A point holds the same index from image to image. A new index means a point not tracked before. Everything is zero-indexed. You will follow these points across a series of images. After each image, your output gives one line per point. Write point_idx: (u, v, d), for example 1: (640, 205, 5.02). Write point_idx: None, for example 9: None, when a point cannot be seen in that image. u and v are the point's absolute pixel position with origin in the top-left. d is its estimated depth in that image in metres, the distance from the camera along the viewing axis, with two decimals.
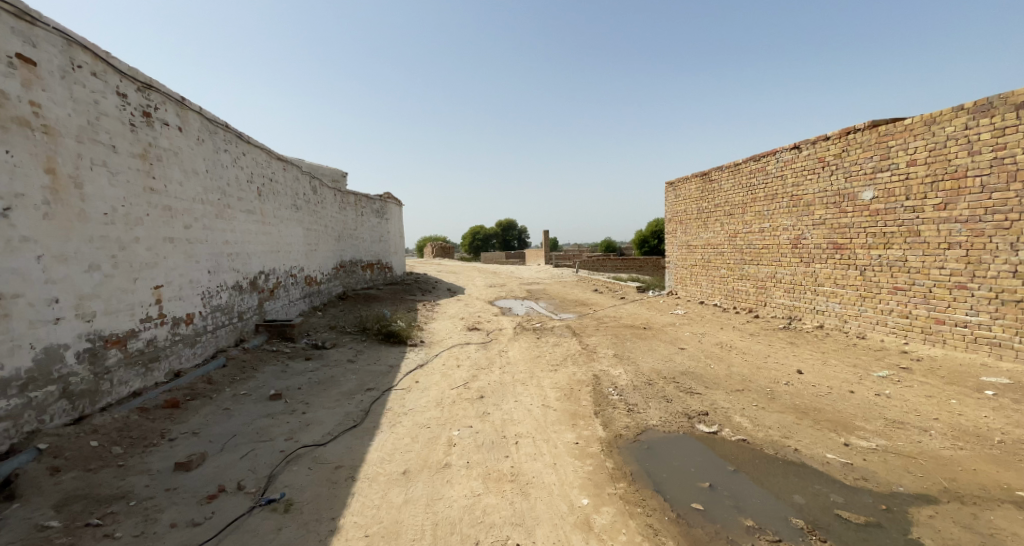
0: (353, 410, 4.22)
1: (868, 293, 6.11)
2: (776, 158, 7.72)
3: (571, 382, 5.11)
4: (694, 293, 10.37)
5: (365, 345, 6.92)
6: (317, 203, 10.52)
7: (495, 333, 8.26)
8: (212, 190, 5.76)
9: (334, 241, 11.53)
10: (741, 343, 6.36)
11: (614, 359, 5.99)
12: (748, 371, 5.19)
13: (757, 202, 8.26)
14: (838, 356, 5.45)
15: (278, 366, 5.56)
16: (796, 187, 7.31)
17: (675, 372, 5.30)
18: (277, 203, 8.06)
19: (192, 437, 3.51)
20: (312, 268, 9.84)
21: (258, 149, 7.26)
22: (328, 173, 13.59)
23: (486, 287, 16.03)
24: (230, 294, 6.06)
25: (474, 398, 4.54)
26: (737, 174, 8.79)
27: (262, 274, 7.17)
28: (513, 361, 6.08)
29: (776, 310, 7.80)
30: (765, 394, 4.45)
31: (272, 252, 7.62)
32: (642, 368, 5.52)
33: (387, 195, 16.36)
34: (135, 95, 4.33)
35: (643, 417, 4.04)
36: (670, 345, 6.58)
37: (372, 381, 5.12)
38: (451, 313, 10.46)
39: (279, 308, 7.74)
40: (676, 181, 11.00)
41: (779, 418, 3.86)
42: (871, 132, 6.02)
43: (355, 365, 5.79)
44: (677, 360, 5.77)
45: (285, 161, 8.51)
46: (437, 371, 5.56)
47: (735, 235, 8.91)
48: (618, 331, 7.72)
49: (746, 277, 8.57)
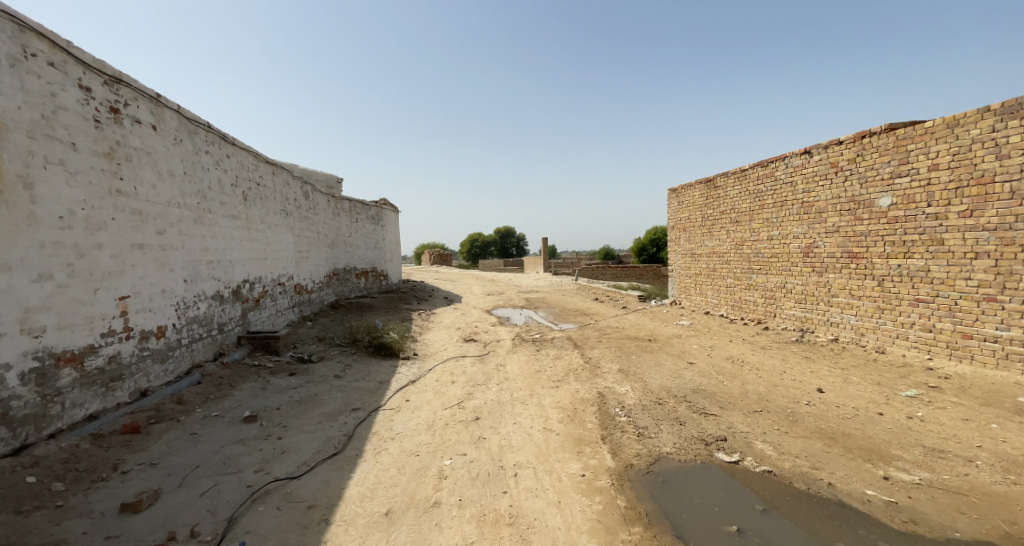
0: (334, 435, 3.82)
1: (887, 304, 5.77)
2: (786, 163, 7.43)
3: (574, 401, 4.73)
4: (699, 303, 10.02)
5: (355, 359, 6.52)
6: (309, 209, 10.18)
7: (492, 345, 7.88)
8: (191, 193, 5.44)
9: (327, 248, 11.19)
10: (754, 358, 6.00)
11: (619, 374, 5.62)
12: (765, 389, 4.82)
13: (765, 209, 7.96)
14: (860, 372, 5.09)
15: (259, 383, 5.16)
16: (807, 194, 7.01)
17: (686, 390, 4.93)
18: (265, 208, 7.72)
19: (148, 470, 3.12)
20: (302, 277, 9.47)
21: (244, 151, 6.95)
22: (323, 179, 13.29)
23: (484, 295, 15.68)
24: (209, 305, 5.69)
25: (469, 420, 4.15)
26: (744, 180, 8.51)
27: (246, 283, 6.79)
28: (512, 376, 5.71)
29: (787, 321, 7.46)
30: (785, 416, 4.07)
31: (259, 260, 7.26)
32: (650, 385, 5.15)
33: (384, 201, 16.06)
34: (100, 89, 4.05)
35: (655, 442, 3.65)
36: (677, 359, 6.22)
37: (358, 400, 4.73)
38: (448, 322, 10.07)
39: (265, 319, 7.36)
40: (680, 188, 10.72)
41: (806, 446, 3.48)
42: (888, 136, 5.72)
43: (342, 382, 5.39)
44: (686, 376, 5.41)
45: (275, 165, 8.22)
46: (430, 388, 5.16)
47: (742, 243, 8.60)
48: (622, 344, 7.35)
49: (755, 286, 8.24)
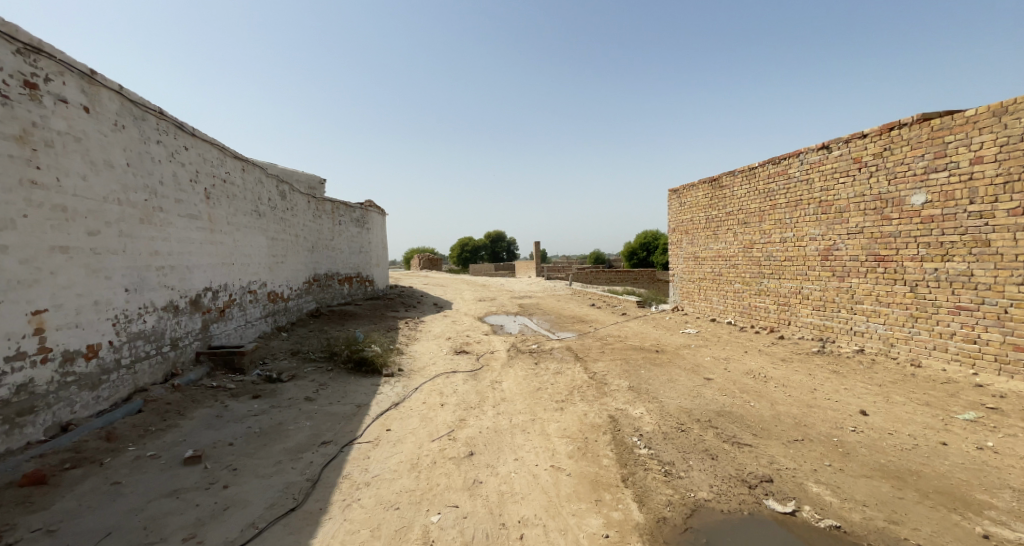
0: (295, 482, 3.10)
1: (921, 312, 5.25)
2: (801, 159, 6.95)
3: (583, 427, 4.08)
4: (703, 309, 9.48)
5: (331, 377, 5.76)
6: (285, 210, 9.40)
7: (486, 357, 7.20)
8: (137, 188, 4.71)
9: (307, 252, 10.46)
10: (777, 372, 5.42)
11: (630, 393, 5.00)
12: (799, 410, 4.23)
13: (777, 209, 7.48)
14: (902, 390, 4.53)
15: (214, 409, 4.40)
16: (825, 192, 6.53)
17: (709, 413, 4.32)
18: (232, 208, 6.96)
19: (42, 540, 2.37)
20: (277, 283, 8.67)
21: (206, 143, 6.21)
22: (304, 179, 12.53)
23: (475, 301, 15.01)
24: (159, 318, 4.93)
25: (461, 456, 3.47)
26: (752, 179, 8.01)
27: (208, 291, 6.02)
28: (510, 396, 5.04)
29: (804, 330, 6.94)
30: (834, 447, 3.48)
31: (224, 265, 6.50)
32: (667, 406, 4.53)
33: (369, 202, 15.30)
34: (11, 59, 3.35)
35: (687, 485, 3.01)
36: (691, 373, 5.61)
37: (330, 430, 4.00)
38: (438, 331, 9.37)
39: (231, 331, 6.58)
40: (680, 188, 10.22)
41: (871, 489, 2.87)
42: (921, 127, 5.23)
43: (313, 406, 4.66)
44: (706, 395, 4.81)
45: (246, 162, 7.50)
46: (415, 413, 4.46)
47: (751, 245, 8.09)
48: (628, 355, 6.74)
49: (766, 292, 7.71)
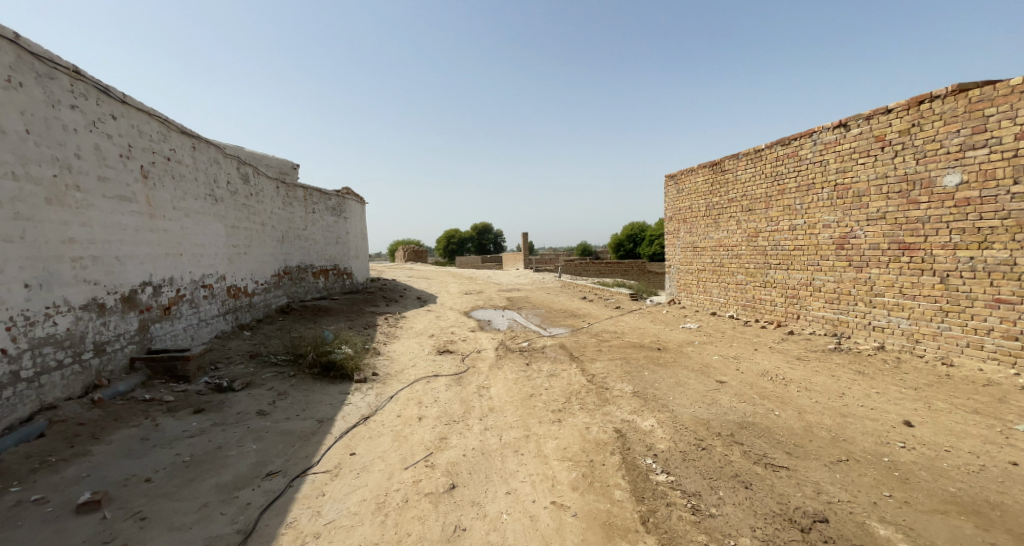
0: (220, 536, 2.36)
1: (953, 306, 4.75)
2: (815, 140, 6.44)
3: (586, 446, 3.44)
4: (703, 302, 8.96)
5: (293, 384, 5.01)
6: (249, 194, 8.48)
7: (472, 356, 6.53)
8: (41, 161, 3.86)
9: (275, 242, 9.57)
10: (795, 373, 4.88)
11: (636, 400, 4.39)
12: (832, 422, 3.69)
13: (786, 194, 6.97)
14: (941, 394, 4.02)
15: (139, 430, 3.62)
16: (842, 175, 6.04)
17: (730, 425, 3.73)
18: (180, 189, 6.08)
19: None
20: (239, 276, 7.80)
21: (140, 112, 5.30)
22: (275, 164, 11.59)
23: (461, 295, 14.32)
24: (77, 319, 4.11)
25: (440, 491, 2.79)
26: (759, 162, 7.48)
27: (148, 286, 5.18)
28: (499, 406, 4.38)
29: (816, 325, 6.46)
30: (886, 468, 2.92)
31: (169, 256, 5.66)
32: (680, 417, 3.94)
33: (347, 190, 14.37)
34: None
35: (723, 528, 2.39)
36: (700, 375, 5.04)
37: (279, 457, 3.27)
38: (420, 328, 8.66)
39: (179, 332, 5.75)
40: (678, 174, 9.66)
41: (953, 532, 2.30)
42: (957, 99, 4.71)
43: (265, 423, 3.90)
44: (721, 401, 4.23)
45: (198, 138, 6.62)
46: (387, 430, 3.77)
47: (757, 234, 7.58)
48: (628, 354, 6.14)
49: (773, 284, 7.24)
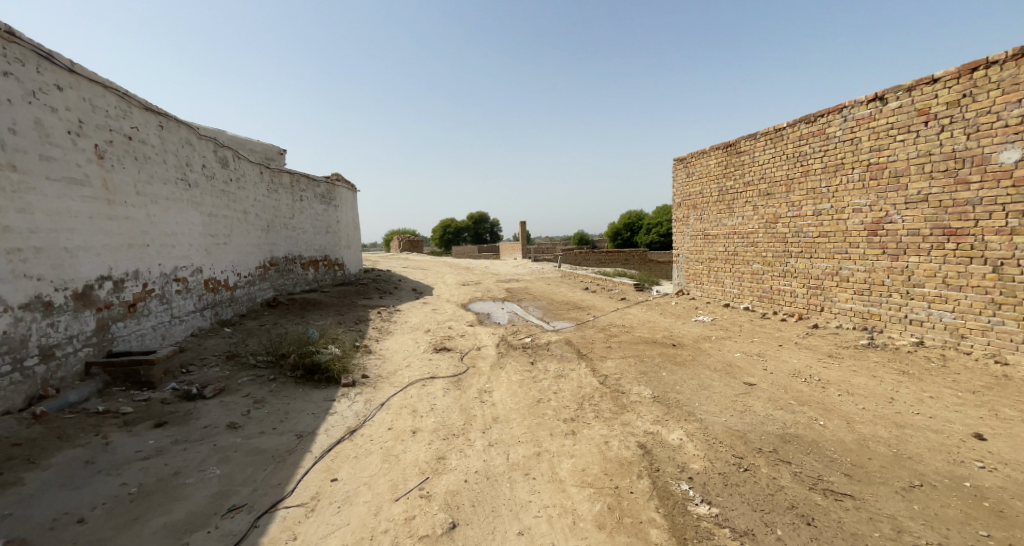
0: None
1: (1007, 298, 4.35)
2: (845, 115, 5.91)
3: (607, 467, 2.94)
4: (714, 293, 8.46)
5: (272, 389, 4.49)
6: (228, 179, 7.82)
7: (472, 354, 6.04)
8: None
9: (259, 232, 8.95)
10: (831, 374, 4.39)
11: (658, 407, 3.90)
12: (889, 435, 3.23)
13: (810, 176, 6.45)
14: (1006, 400, 3.58)
15: (85, 450, 3.07)
16: (877, 154, 5.54)
17: (771, 438, 3.26)
18: (145, 172, 5.44)
19: None
20: (217, 267, 7.18)
21: (92, 83, 4.64)
22: (259, 148, 10.90)
23: (458, 286, 13.77)
24: (16, 321, 3.54)
25: (439, 533, 2.29)
26: (779, 142, 6.94)
27: (106, 281, 4.60)
28: (504, 414, 3.89)
29: (843, 318, 5.99)
30: (973, 498, 2.48)
31: (133, 247, 5.06)
32: (712, 427, 3.47)
33: (336, 177, 13.69)
34: None
35: None
36: (724, 376, 4.54)
37: (246, 485, 2.75)
38: (415, 323, 8.13)
39: (147, 331, 5.18)
40: (688, 156, 9.08)
41: None
42: (1019, 64, 4.24)
43: (234, 439, 3.37)
44: (755, 408, 3.74)
45: (166, 116, 5.95)
46: (376, 448, 3.25)
47: (775, 220, 7.07)
48: (641, 351, 5.65)
49: (794, 273, 6.74)
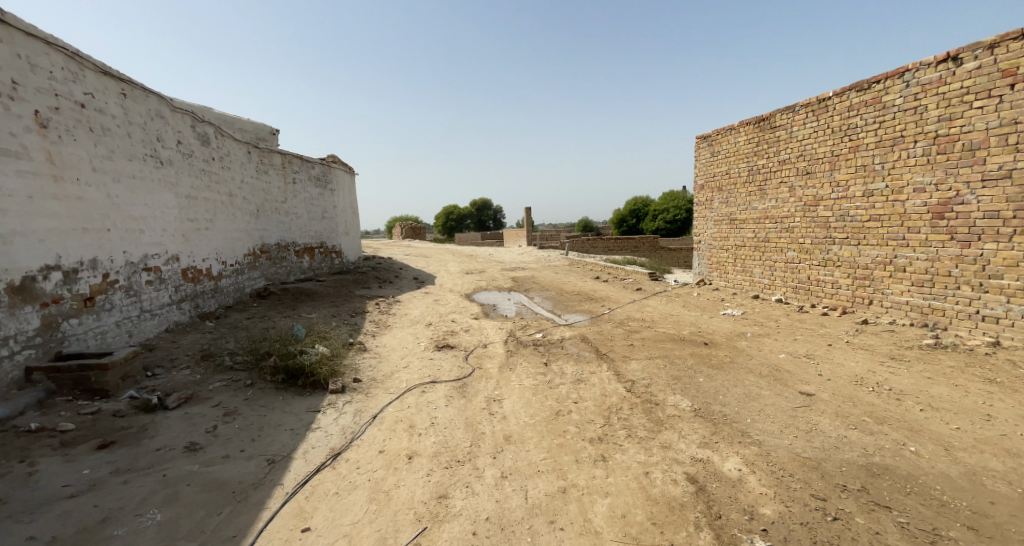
0: None
1: None
2: (907, 80, 5.11)
3: (654, 512, 2.30)
4: (742, 284, 7.76)
5: (247, 397, 3.87)
6: (209, 157, 7.12)
7: (478, 352, 5.40)
8: None
9: (246, 216, 8.27)
10: (902, 382, 3.72)
11: (702, 424, 3.24)
12: (1005, 467, 2.55)
13: (860, 152, 5.68)
14: None
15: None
16: (947, 124, 4.75)
17: (854, 470, 2.60)
18: (104, 146, 4.76)
19: None
20: (198, 254, 6.54)
21: (28, 38, 3.93)
22: (250, 127, 10.17)
23: (460, 274, 13.10)
24: None
25: None
26: (823, 114, 6.14)
27: (54, 271, 3.98)
28: (519, 431, 3.25)
29: (897, 313, 5.28)
30: None
31: (89, 232, 4.42)
32: (776, 453, 2.81)
33: (333, 159, 12.94)
34: None
35: None
36: (774, 384, 3.87)
37: (189, 539, 2.13)
38: (416, 315, 7.49)
39: (108, 328, 4.57)
40: (713, 134, 8.28)
41: None
42: None
43: (189, 467, 2.76)
44: (824, 428, 3.07)
45: (129, 83, 5.24)
46: (362, 482, 2.62)
47: (816, 202, 6.33)
48: (669, 351, 4.98)
49: (837, 262, 6.03)
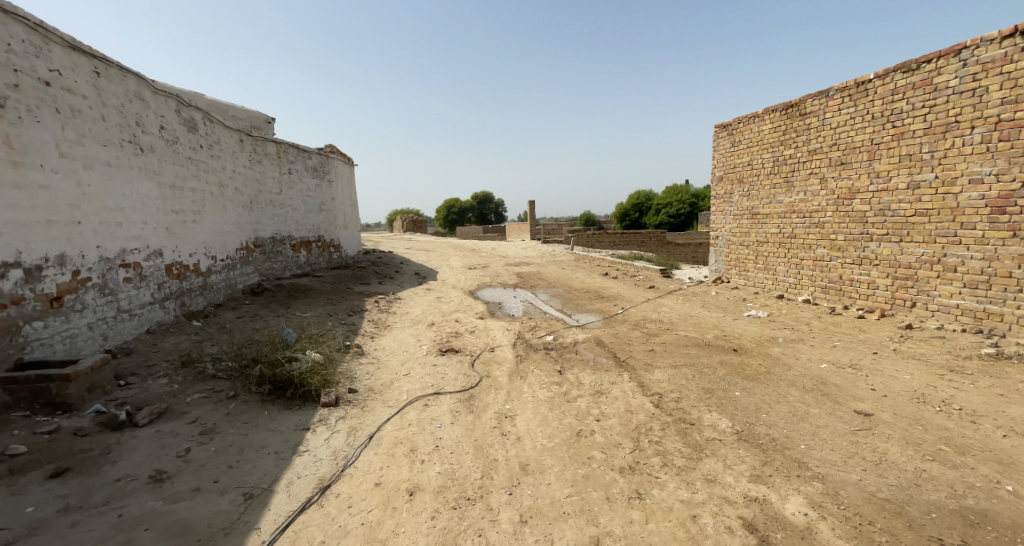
0: None
1: None
2: (964, 59, 4.60)
3: None
4: (765, 282, 7.29)
5: (229, 412, 3.44)
6: (197, 144, 6.63)
7: (485, 357, 4.95)
8: None
9: (238, 208, 7.81)
10: (971, 401, 3.26)
11: (749, 451, 2.80)
12: None
13: (906, 140, 5.17)
14: None
15: None
16: (1011, 107, 4.25)
17: (946, 516, 2.16)
18: (74, 128, 4.29)
19: None
20: (183, 249, 6.08)
21: None
22: (243, 114, 9.68)
23: (463, 270, 12.62)
24: None
25: None
26: (862, 98, 5.63)
27: (12, 269, 3.53)
28: (537, 458, 2.81)
29: (945, 317, 4.82)
30: None
31: (55, 225, 3.97)
32: (846, 491, 2.37)
33: (331, 149, 12.45)
34: None
35: None
36: (823, 401, 3.42)
37: None
38: (417, 315, 7.05)
39: (79, 330, 4.13)
40: (734, 122, 7.76)
41: None
42: None
43: (151, 506, 2.33)
44: (895, 459, 2.62)
45: (103, 60, 4.75)
46: (354, 528, 2.18)
47: (851, 195, 5.84)
48: (696, 359, 4.52)
49: (874, 261, 5.55)
